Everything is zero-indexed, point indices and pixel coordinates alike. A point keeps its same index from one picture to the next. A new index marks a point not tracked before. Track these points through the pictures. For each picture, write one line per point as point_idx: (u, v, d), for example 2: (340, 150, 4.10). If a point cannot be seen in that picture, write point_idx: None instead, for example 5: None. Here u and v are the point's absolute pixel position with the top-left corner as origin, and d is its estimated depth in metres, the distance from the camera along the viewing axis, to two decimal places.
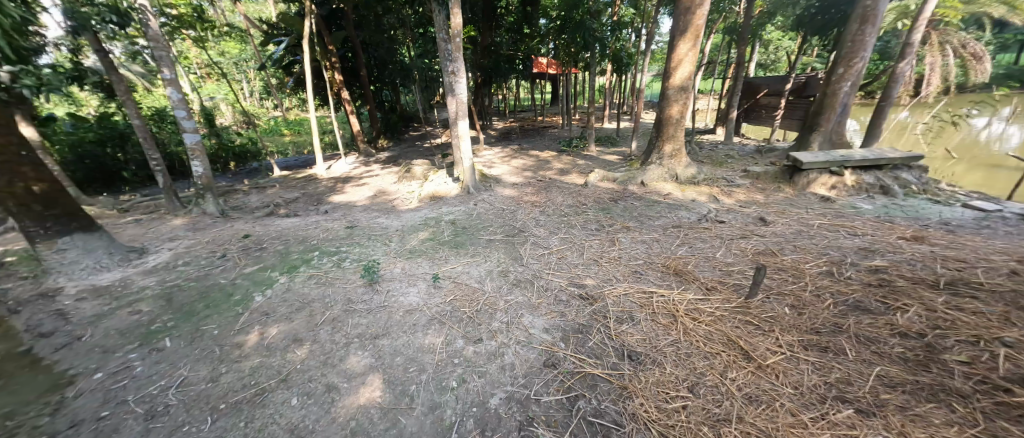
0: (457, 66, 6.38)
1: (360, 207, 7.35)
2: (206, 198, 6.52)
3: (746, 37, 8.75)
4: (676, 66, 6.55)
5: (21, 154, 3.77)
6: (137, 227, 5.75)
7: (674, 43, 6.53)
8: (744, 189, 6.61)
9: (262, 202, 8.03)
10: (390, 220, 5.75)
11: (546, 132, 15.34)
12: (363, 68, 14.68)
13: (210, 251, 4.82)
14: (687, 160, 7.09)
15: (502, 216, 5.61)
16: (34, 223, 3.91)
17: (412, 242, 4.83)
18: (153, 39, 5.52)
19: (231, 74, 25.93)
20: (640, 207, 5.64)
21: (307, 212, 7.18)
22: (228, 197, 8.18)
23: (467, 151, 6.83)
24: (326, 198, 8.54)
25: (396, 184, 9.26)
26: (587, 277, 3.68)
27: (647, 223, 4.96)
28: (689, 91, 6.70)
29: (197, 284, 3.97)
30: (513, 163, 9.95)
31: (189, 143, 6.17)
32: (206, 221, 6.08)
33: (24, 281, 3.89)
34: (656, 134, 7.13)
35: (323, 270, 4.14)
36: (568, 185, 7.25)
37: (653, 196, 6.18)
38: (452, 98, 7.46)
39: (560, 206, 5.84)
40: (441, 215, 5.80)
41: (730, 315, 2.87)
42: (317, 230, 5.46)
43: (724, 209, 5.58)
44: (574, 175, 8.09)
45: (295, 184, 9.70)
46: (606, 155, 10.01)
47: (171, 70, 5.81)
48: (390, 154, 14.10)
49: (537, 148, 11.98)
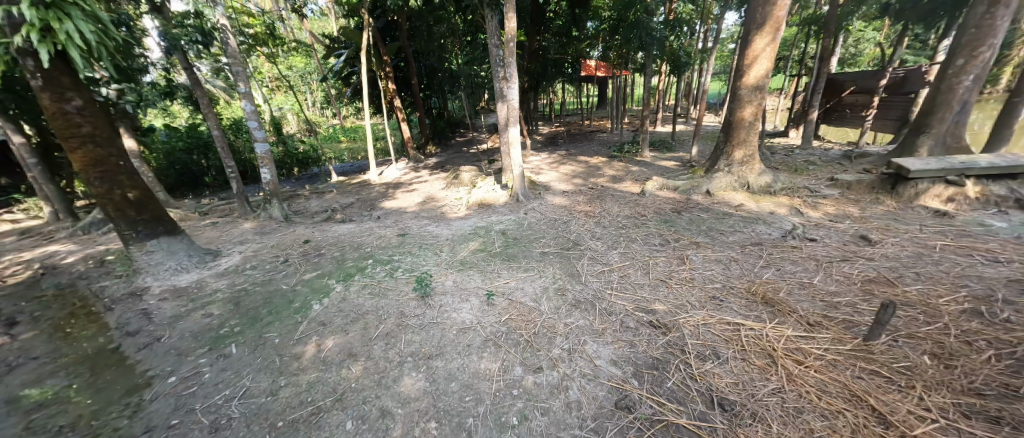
0: (509, 71, 6.23)
1: (410, 213, 7.44)
2: (272, 203, 6.95)
3: (831, 28, 7.76)
4: (750, 63, 5.90)
5: (120, 164, 4.20)
6: (214, 230, 6.26)
7: (748, 38, 5.90)
8: (831, 201, 5.76)
9: (321, 207, 8.46)
10: (440, 228, 5.71)
11: (593, 137, 14.84)
12: (414, 77, 15.18)
13: (274, 255, 5.06)
14: (761, 167, 6.36)
15: (555, 227, 5.33)
16: (128, 227, 4.36)
17: (463, 253, 4.70)
18: (232, 56, 5.99)
19: (297, 86, 28.30)
20: (708, 220, 5.10)
21: (361, 218, 7.40)
22: (292, 202, 8.74)
23: (517, 157, 6.65)
24: (379, 204, 8.81)
25: (445, 190, 9.35)
26: (655, 300, 3.27)
27: (720, 239, 4.43)
28: (764, 91, 6.01)
29: (261, 289, 4.13)
30: (562, 170, 9.64)
31: (260, 152, 6.61)
32: (271, 225, 6.46)
33: (120, 280, 4.44)
34: (724, 139, 6.49)
35: (376, 280, 4.13)
36: (623, 193, 6.81)
37: (720, 208, 5.59)
38: (502, 104, 7.35)
39: (615, 217, 5.45)
40: (491, 224, 5.65)
41: (846, 360, 2.35)
42: (371, 237, 5.54)
43: (809, 224, 4.86)
44: (628, 183, 7.61)
45: (351, 189, 10.16)
46: (662, 161, 9.37)
47: (246, 84, 6.27)
48: (438, 160, 14.40)
49: (586, 153, 11.58)
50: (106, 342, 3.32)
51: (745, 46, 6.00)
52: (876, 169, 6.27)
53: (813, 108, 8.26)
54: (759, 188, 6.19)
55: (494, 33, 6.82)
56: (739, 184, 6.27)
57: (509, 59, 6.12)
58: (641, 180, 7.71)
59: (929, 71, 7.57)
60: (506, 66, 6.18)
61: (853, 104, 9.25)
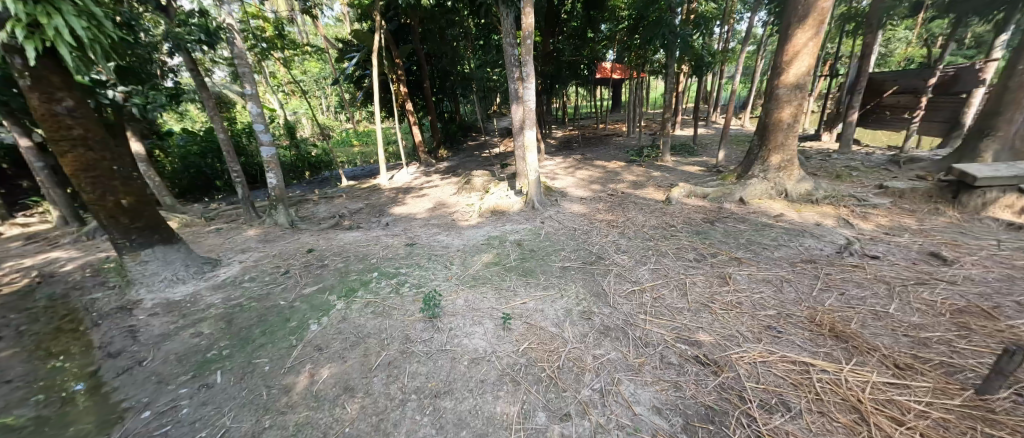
0: (526, 71, 5.85)
1: (420, 221, 7.11)
2: (278, 209, 6.68)
3: (874, 23, 7.15)
4: (790, 59, 5.39)
5: (114, 169, 3.96)
6: (217, 237, 6.03)
7: (788, 33, 5.40)
8: (882, 211, 5.18)
9: (329, 212, 8.21)
10: (451, 237, 5.34)
11: (609, 141, 14.36)
12: (426, 81, 14.97)
13: (275, 266, 4.76)
14: (800, 173, 5.82)
15: (575, 237, 4.90)
16: (121, 236, 4.10)
17: (475, 266, 4.30)
18: (238, 56, 5.80)
19: (312, 91, 28.55)
20: (746, 232, 4.60)
21: (369, 225, 7.11)
22: (299, 207, 8.52)
23: (533, 162, 6.25)
24: (388, 210, 8.52)
25: (456, 195, 9.01)
26: (698, 329, 2.80)
27: (764, 254, 3.94)
28: (806, 90, 5.49)
29: (256, 305, 3.80)
30: (578, 175, 9.21)
31: (266, 156, 6.37)
32: (276, 232, 6.19)
33: (113, 292, 4.18)
34: (759, 142, 5.97)
35: (380, 297, 3.75)
36: (646, 200, 6.34)
37: (757, 218, 5.08)
38: (518, 106, 6.97)
39: (641, 228, 4.99)
40: (505, 234, 5.25)
41: (960, 420, 1.85)
42: (377, 247, 5.20)
43: (863, 238, 4.32)
44: (650, 190, 7.13)
45: (360, 194, 9.92)
46: (685, 166, 8.85)
47: (252, 86, 6.08)
48: (449, 164, 14.14)
49: (603, 158, 11.13)
50: (85, 365, 3.04)
51: (783, 41, 5.51)
52: (932, 176, 5.65)
53: (853, 109, 7.59)
54: (799, 196, 5.65)
55: (510, 31, 6.47)
56: (775, 191, 5.75)
57: (526, 58, 5.75)
58: (665, 186, 7.23)
59: (984, 68, 6.87)
60: (522, 65, 5.81)
61: (894, 105, 8.56)
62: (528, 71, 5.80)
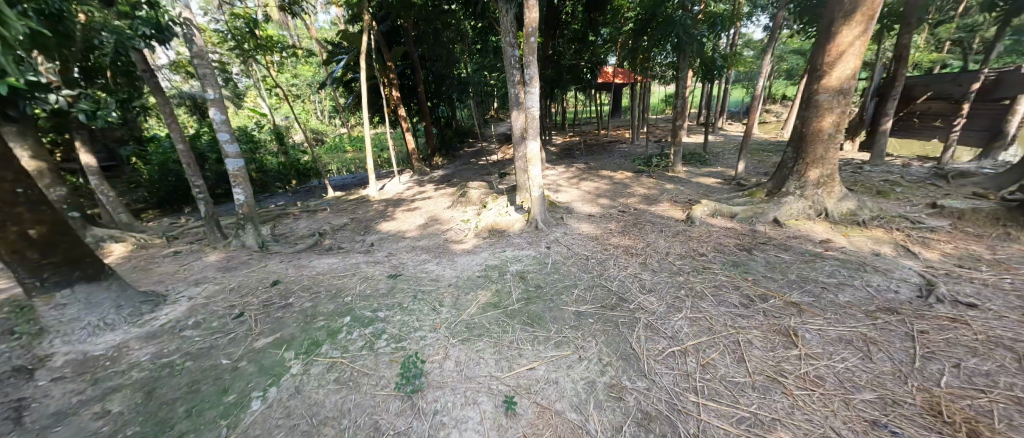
0: (529, 74, 5.10)
1: (409, 242, 6.34)
2: (246, 228, 5.87)
3: (911, 21, 6.47)
4: (833, 60, 4.69)
5: (17, 191, 3.13)
6: (173, 264, 5.22)
7: (831, 30, 4.71)
8: (944, 235, 4.44)
9: (309, 230, 7.42)
10: (442, 266, 4.56)
11: (613, 148, 13.68)
12: (420, 84, 14.24)
13: (229, 305, 3.95)
14: (842, 190, 5.10)
15: (589, 269, 4.12)
16: (29, 274, 3.28)
17: (470, 310, 3.51)
18: (198, 55, 5.08)
19: (305, 95, 27.84)
20: (794, 263, 3.86)
21: (352, 246, 6.33)
22: (277, 223, 7.72)
23: (537, 177, 5.50)
24: (376, 225, 7.75)
25: (450, 209, 8.26)
26: (777, 424, 2.03)
27: (827, 298, 3.18)
28: (851, 96, 4.79)
29: (191, 365, 2.99)
30: (583, 187, 8.48)
31: (231, 169, 5.58)
32: (241, 257, 5.39)
33: (19, 343, 3.34)
34: (793, 155, 5.27)
35: (349, 356, 2.95)
36: (666, 220, 5.60)
37: (800, 244, 4.35)
38: (519, 113, 6.24)
39: (666, 257, 4.24)
40: (507, 263, 4.47)
41: None
42: (353, 278, 4.39)
43: (937, 274, 3.58)
44: (667, 206, 6.40)
45: (347, 207, 9.14)
46: (700, 178, 8.14)
47: (216, 89, 5.34)
48: (445, 172, 13.39)
49: (608, 167, 10.43)
50: None
51: (825, 39, 4.82)
52: (993, 194, 4.93)
53: (887, 117, 6.91)
54: (841, 217, 4.93)
55: (512, 29, 5.73)
56: (814, 211, 5.04)
57: (530, 57, 5.01)
58: (682, 202, 6.50)
59: None
60: (524, 67, 5.06)
61: (925, 112, 7.93)
62: (532, 73, 5.05)
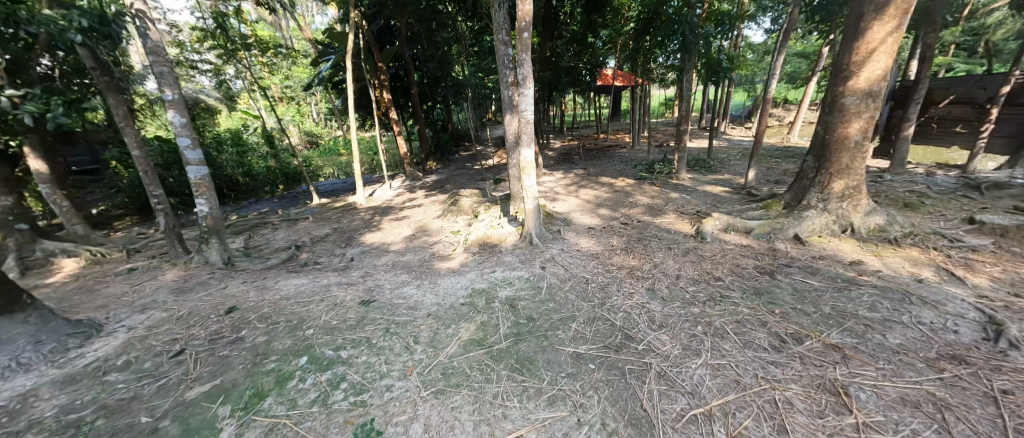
0: (522, 73, 4.56)
1: (391, 257, 5.81)
2: (210, 243, 5.31)
3: (937, 19, 5.98)
4: (862, 59, 4.20)
5: None
6: (124, 284, 4.66)
7: (860, 26, 4.22)
8: (991, 256, 3.91)
9: (287, 241, 6.88)
10: (422, 290, 4.02)
11: (613, 153, 13.21)
12: (414, 87, 13.75)
13: (171, 339, 3.39)
14: (869, 203, 4.60)
15: (589, 297, 3.58)
16: None
17: (449, 350, 2.97)
18: (153, 52, 4.57)
19: (300, 98, 27.40)
20: (827, 292, 3.34)
21: (330, 261, 5.79)
22: (252, 234, 7.18)
23: (531, 188, 4.97)
24: (359, 237, 7.21)
25: (440, 219, 7.73)
26: None
27: (874, 340, 2.66)
28: (881, 99, 4.29)
29: (102, 425, 2.43)
30: (582, 195, 7.98)
31: (193, 177, 5.03)
32: (201, 276, 4.84)
33: None
34: (814, 164, 4.78)
35: (295, 415, 2.39)
36: (673, 235, 5.09)
37: (829, 267, 3.82)
38: (512, 117, 5.72)
39: (676, 282, 3.72)
40: (496, 287, 3.94)
41: None
42: (319, 304, 3.84)
43: (998, 306, 3.05)
44: (673, 219, 5.89)
45: (331, 216, 8.60)
46: (707, 187, 7.64)
47: (175, 90, 4.81)
48: (438, 177, 12.90)
49: (608, 174, 9.95)
50: None
51: (852, 35, 4.33)
52: None
53: (909, 122, 6.44)
54: (870, 234, 4.42)
55: (504, 25, 5.21)
56: (838, 227, 4.53)
57: (523, 55, 4.49)
58: (690, 214, 6.00)
59: None
60: (517, 66, 4.53)
61: (944, 116, 7.51)
62: (525, 73, 4.52)
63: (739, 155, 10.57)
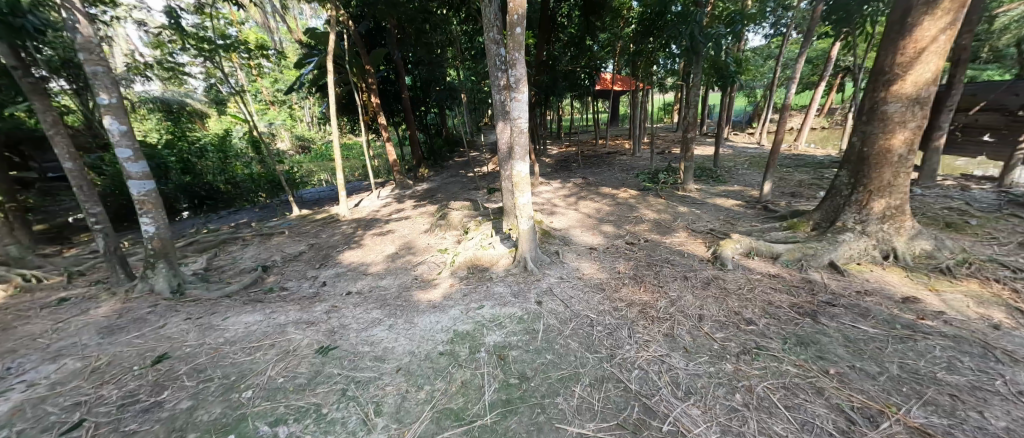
0: (515, 76, 3.94)
1: (368, 282, 5.14)
2: (157, 268, 4.61)
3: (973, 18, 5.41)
4: (909, 60, 3.62)
5: None
6: (47, 319, 3.95)
7: (908, 21, 3.63)
8: None
9: (255, 260, 6.18)
10: (394, 333, 3.34)
11: (613, 160, 12.66)
12: (405, 91, 13.16)
13: (71, 405, 2.68)
14: (914, 225, 4.00)
15: (595, 346, 2.93)
16: None
17: (418, 426, 2.28)
18: (84, 49, 3.91)
19: (291, 101, 26.70)
20: (889, 344, 2.70)
21: (298, 288, 5.11)
22: (218, 252, 6.48)
23: (525, 207, 4.32)
24: (337, 254, 6.54)
25: (427, 234, 7.08)
26: None
27: (975, 422, 2.02)
28: (930, 106, 3.70)
29: None
30: (582, 208, 7.38)
31: (135, 193, 4.34)
32: (141, 308, 4.15)
33: None
34: (850, 180, 4.17)
35: None
36: (687, 260, 4.47)
37: (880, 306, 3.20)
38: (505, 124, 5.09)
39: (699, 325, 3.08)
40: (483, 329, 3.27)
41: None
42: (267, 353, 3.15)
43: None
44: (685, 238, 5.28)
45: (310, 229, 7.93)
46: (716, 200, 7.07)
47: (113, 93, 4.13)
48: (429, 185, 12.27)
49: (608, 183, 9.38)
50: None
51: (896, 32, 3.75)
52: None
53: (940, 131, 5.91)
54: (918, 262, 3.81)
55: (495, 22, 4.63)
56: (879, 254, 3.93)
57: (516, 54, 3.87)
58: (703, 232, 5.40)
59: None
60: (508, 65, 3.91)
61: (969, 124, 7.02)
62: (517, 75, 3.90)
63: (746, 163, 10.03)
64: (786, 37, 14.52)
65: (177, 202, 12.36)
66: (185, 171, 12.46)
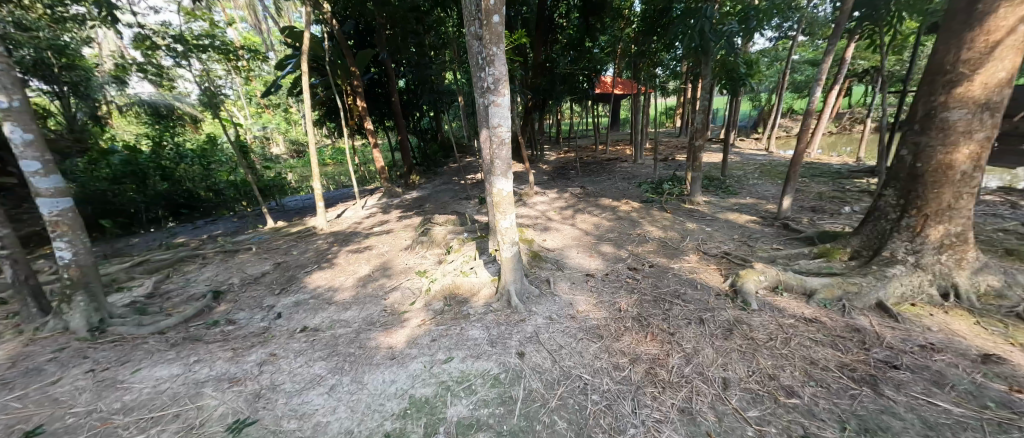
0: (491, 74, 3.25)
1: (329, 315, 4.43)
2: (74, 300, 3.89)
3: None
4: (979, 57, 2.93)
5: None
6: None
7: (979, 9, 2.94)
8: None
9: (209, 284, 5.48)
10: (332, 400, 2.61)
11: (613, 168, 12.00)
12: (395, 95, 12.52)
13: None
14: (978, 256, 3.29)
15: (589, 429, 2.21)
16: None
17: None
18: None
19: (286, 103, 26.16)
20: (990, 437, 1.94)
21: (247, 322, 4.40)
22: (171, 273, 5.78)
23: (506, 231, 3.62)
24: (304, 276, 5.84)
25: (408, 252, 6.38)
26: None
27: None
28: (1003, 113, 3.00)
29: None
30: (579, 223, 6.69)
31: (46, 214, 3.64)
32: (44, 353, 3.42)
33: None
34: (898, 200, 3.48)
35: None
36: (701, 294, 3.76)
37: (957, 369, 2.47)
38: (488, 130, 4.42)
39: (724, 396, 2.37)
40: (447, 397, 2.53)
41: None
42: (164, 429, 2.41)
43: None
44: (696, 264, 4.58)
45: (282, 245, 7.24)
46: (728, 215, 6.38)
47: (15, 96, 3.44)
48: (419, 194, 11.62)
49: (609, 193, 8.71)
50: None
51: (961, 22, 3.06)
52: None
53: None
54: (987, 304, 3.10)
55: (476, 14, 3.92)
56: (937, 292, 3.23)
57: (496, 47, 3.18)
58: (718, 256, 4.70)
59: None
60: (486, 60, 3.22)
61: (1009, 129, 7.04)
62: (497, 73, 3.22)
63: (757, 172, 9.35)
64: (794, 39, 13.93)
65: (150, 211, 11.29)
66: (163, 178, 11.77)
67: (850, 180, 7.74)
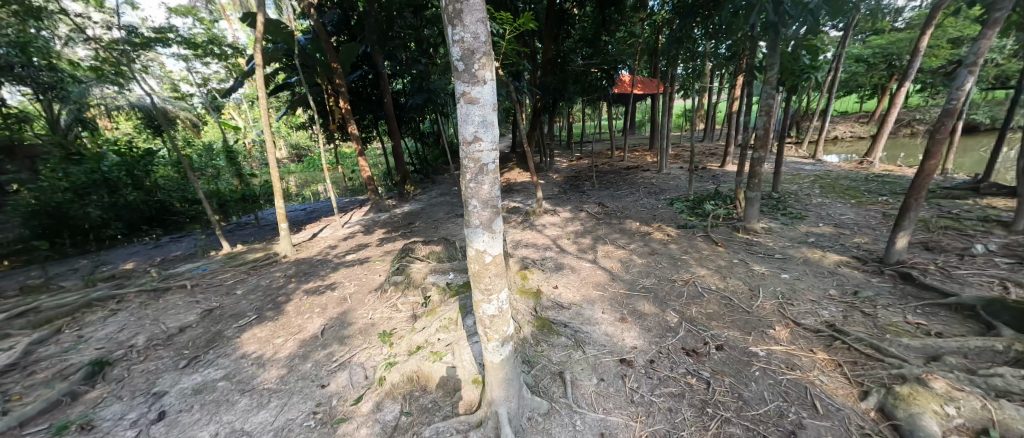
0: (454, 44, 1.72)
1: (229, 421, 2.93)
2: None
3: None
4: None
5: None
6: None
7: None
8: None
9: (101, 348, 4.03)
10: None
11: (636, 178, 10.38)
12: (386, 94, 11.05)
13: None
14: None
15: None
16: None
17: None
18: None
19: None
20: None
21: (108, 429, 2.92)
22: (56, 330, 4.34)
23: (487, 315, 2.12)
24: (234, 331, 4.36)
25: (377, 296, 4.88)
26: None
27: None
28: None
29: None
30: (600, 259, 5.12)
31: None
32: None
33: None
34: None
35: None
36: (832, 432, 2.15)
37: None
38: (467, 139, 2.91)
39: None
40: None
41: None
42: None
43: None
44: (793, 348, 2.94)
45: (227, 280, 5.80)
46: (806, 252, 4.71)
47: None
48: (411, 208, 10.20)
49: (635, 214, 7.10)
50: None
51: None
52: None
53: None
54: None
55: None
56: None
57: None
58: (825, 334, 3.05)
59: None
60: (445, 15, 1.69)
61: None
62: (468, 38, 1.68)
63: (817, 188, 7.65)
64: (841, 31, 12.13)
65: (108, 227, 9.88)
66: (135, 188, 10.41)
67: (950, 202, 6.01)
